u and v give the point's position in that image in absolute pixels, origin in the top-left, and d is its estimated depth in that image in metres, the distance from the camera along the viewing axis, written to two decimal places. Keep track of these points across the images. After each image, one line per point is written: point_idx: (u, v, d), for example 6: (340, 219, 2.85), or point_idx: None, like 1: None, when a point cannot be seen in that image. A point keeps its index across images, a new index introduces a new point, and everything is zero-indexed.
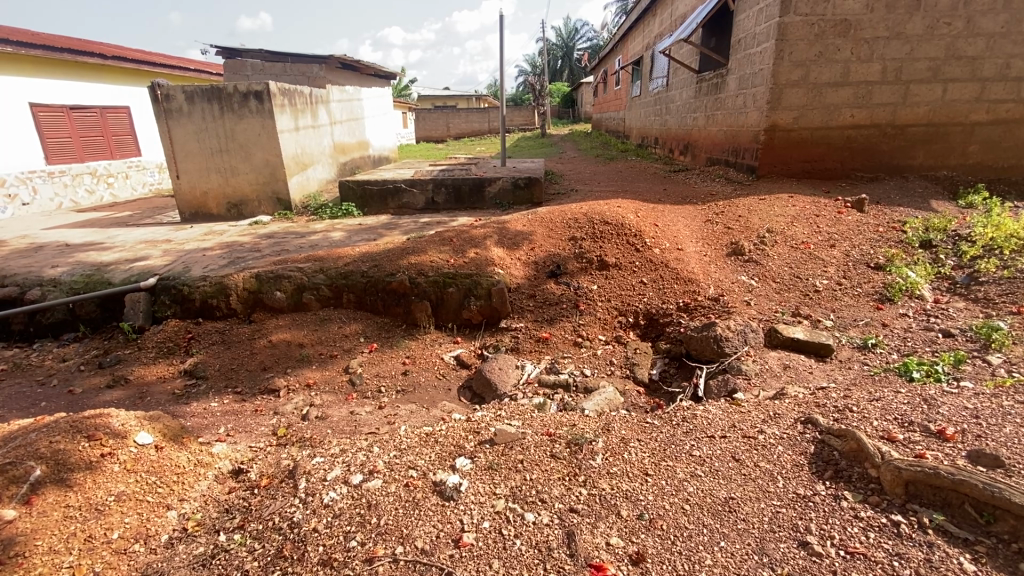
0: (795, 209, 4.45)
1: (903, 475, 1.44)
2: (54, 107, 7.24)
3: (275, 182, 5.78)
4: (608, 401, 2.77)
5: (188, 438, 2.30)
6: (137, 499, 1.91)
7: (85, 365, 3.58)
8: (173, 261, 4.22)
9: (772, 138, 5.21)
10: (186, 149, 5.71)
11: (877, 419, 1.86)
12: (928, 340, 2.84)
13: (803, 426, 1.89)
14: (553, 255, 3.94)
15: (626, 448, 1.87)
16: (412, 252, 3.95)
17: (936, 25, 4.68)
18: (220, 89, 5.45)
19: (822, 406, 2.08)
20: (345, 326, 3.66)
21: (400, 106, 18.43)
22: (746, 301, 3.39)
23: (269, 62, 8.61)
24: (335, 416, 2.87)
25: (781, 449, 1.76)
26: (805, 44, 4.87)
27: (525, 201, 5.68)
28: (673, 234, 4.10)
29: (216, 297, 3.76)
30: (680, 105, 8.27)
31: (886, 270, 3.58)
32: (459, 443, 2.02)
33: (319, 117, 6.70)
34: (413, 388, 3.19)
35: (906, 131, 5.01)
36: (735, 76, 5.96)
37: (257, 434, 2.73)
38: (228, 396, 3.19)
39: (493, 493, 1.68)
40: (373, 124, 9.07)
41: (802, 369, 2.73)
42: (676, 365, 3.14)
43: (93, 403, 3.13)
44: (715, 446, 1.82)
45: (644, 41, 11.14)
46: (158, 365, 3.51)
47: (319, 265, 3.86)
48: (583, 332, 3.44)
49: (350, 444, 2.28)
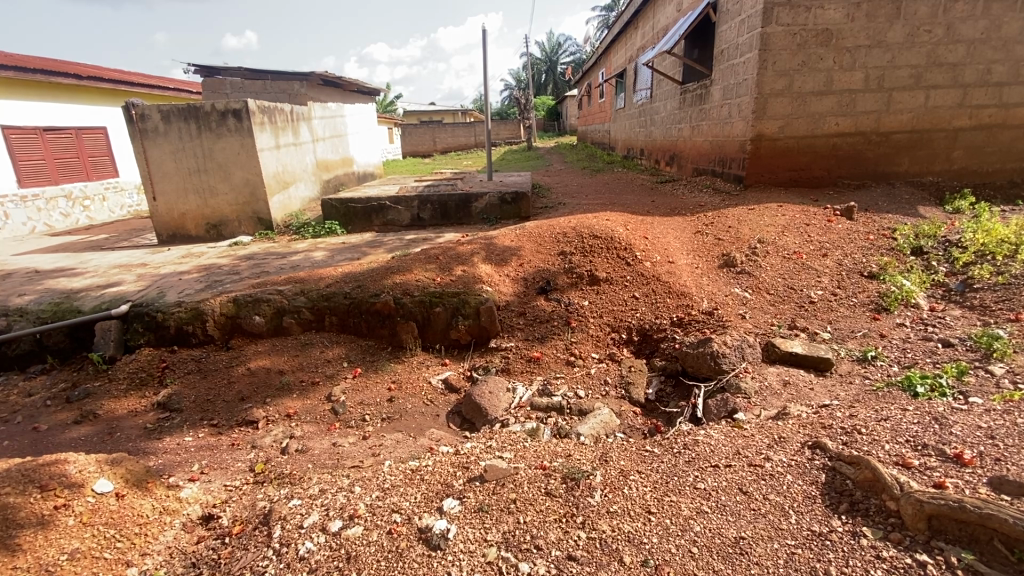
0: (786, 218, 4.41)
1: (925, 509, 1.34)
2: (27, 129, 7.04)
3: (255, 202, 5.63)
4: (604, 424, 2.65)
5: (153, 483, 2.13)
6: (92, 557, 1.74)
7: (52, 400, 3.37)
8: (147, 286, 4.05)
9: (759, 147, 5.19)
10: (163, 170, 5.55)
11: (889, 441, 1.76)
12: (928, 351, 2.78)
13: (812, 452, 1.79)
14: (543, 271, 3.84)
15: (626, 482, 1.74)
16: (396, 270, 3.82)
17: (916, 33, 4.72)
18: (197, 108, 5.31)
19: (829, 427, 1.97)
20: (328, 350, 3.51)
21: (385, 121, 18.32)
22: (741, 315, 3.30)
23: (248, 79, 8.51)
24: (316, 449, 2.72)
25: (791, 479, 1.65)
26: (788, 53, 4.88)
27: (512, 216, 5.60)
28: (663, 247, 4.02)
29: (192, 323, 3.59)
30: (665, 116, 8.29)
31: (880, 278, 3.53)
32: (447, 481, 1.88)
33: (301, 134, 6.60)
34: (399, 415, 3.04)
35: (891, 138, 5.02)
36: (719, 86, 5.95)
37: (233, 470, 2.59)
38: (204, 429, 3.02)
39: (484, 540, 1.55)
40: (357, 140, 8.99)
41: (802, 385, 2.65)
42: (673, 383, 3.02)
43: (58, 443, 2.93)
44: (721, 478, 1.71)
45: (627, 55, 11.26)
46: (130, 397, 3.32)
47: (300, 288, 3.71)
48: (575, 350, 3.32)
49: (331, 482, 2.13)
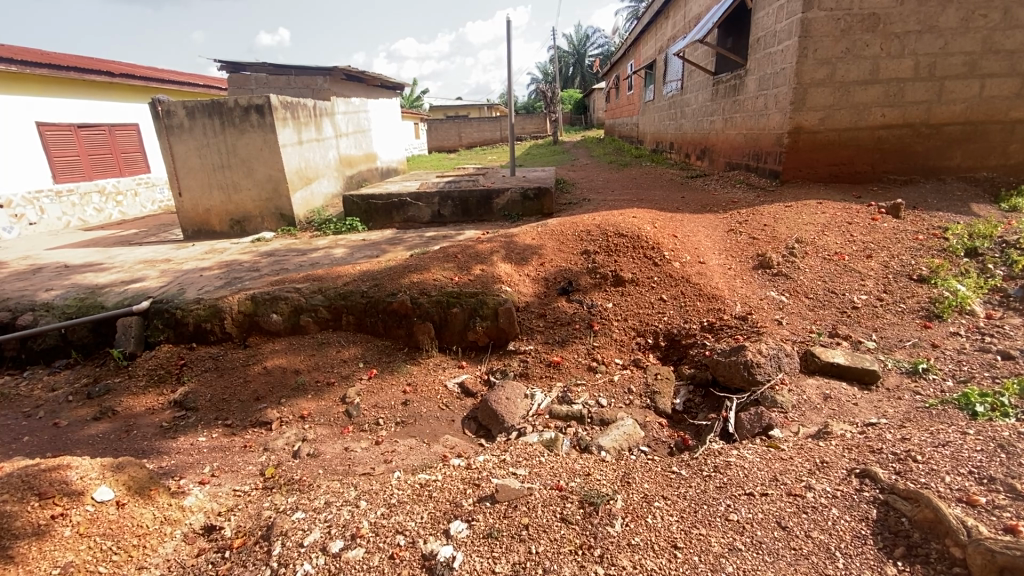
0: (825, 216, 4.14)
1: (997, 560, 1.15)
2: (62, 126, 7.22)
3: (277, 197, 5.63)
4: (626, 436, 2.50)
5: (156, 490, 2.10)
6: (86, 571, 1.70)
7: (74, 395, 3.41)
8: (168, 283, 4.06)
9: (797, 141, 4.89)
10: (188, 166, 5.60)
11: (949, 472, 1.56)
12: (987, 364, 2.52)
13: (860, 482, 1.60)
14: (564, 271, 3.69)
15: (649, 510, 1.60)
16: (414, 269, 3.73)
17: (972, 17, 4.36)
18: (221, 104, 5.32)
19: (879, 452, 1.77)
20: (344, 350, 3.44)
21: (412, 116, 18.32)
22: (777, 320, 3.08)
23: (273, 75, 8.55)
24: (327, 454, 2.65)
25: (837, 514, 1.47)
26: (830, 40, 4.55)
27: (535, 212, 5.45)
28: (693, 246, 3.81)
29: (209, 320, 3.57)
30: (696, 109, 8.00)
31: (931, 282, 3.25)
32: (456, 499, 1.77)
33: (324, 129, 6.58)
34: (413, 420, 2.94)
35: (942, 131, 4.66)
36: (755, 76, 5.65)
37: (244, 474, 2.54)
38: (218, 430, 2.99)
39: (491, 571, 1.43)
40: (380, 135, 8.95)
41: (845, 400, 2.44)
42: (702, 394, 2.84)
43: (76, 439, 2.95)
44: (756, 509, 1.54)
45: (656, 45, 10.90)
46: (148, 394, 3.33)
47: (317, 286, 3.65)
48: (597, 355, 3.16)
49: (337, 494, 2.05)
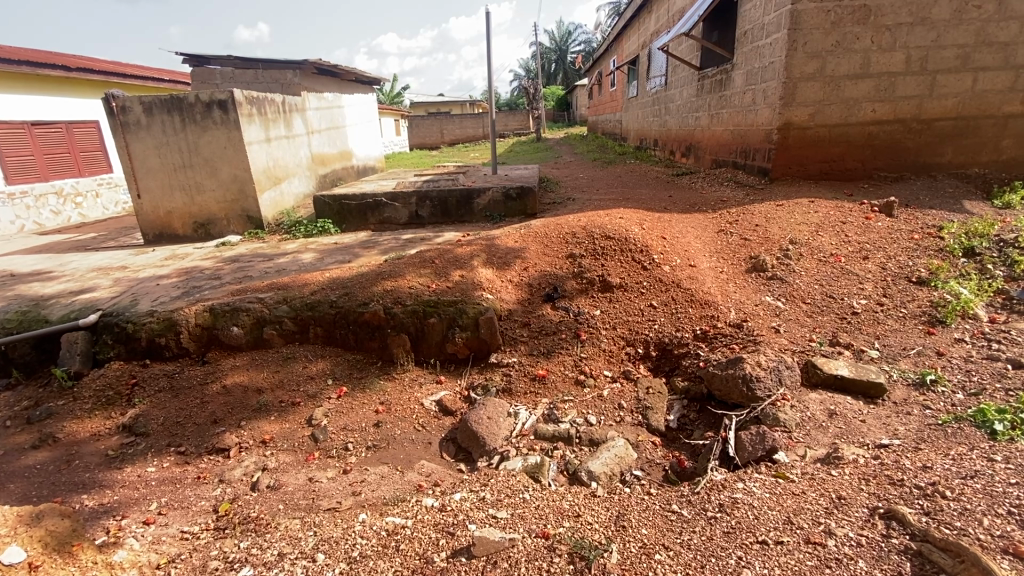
0: (819, 215, 3.99)
1: None
2: (12, 123, 6.78)
3: (244, 199, 5.30)
4: (618, 460, 2.31)
5: (80, 546, 1.89)
6: None
7: (11, 421, 3.08)
8: (121, 293, 3.74)
9: (787, 137, 4.72)
10: (145, 165, 5.24)
11: (986, 513, 1.38)
12: (998, 374, 2.36)
13: (886, 525, 1.42)
14: (549, 276, 3.47)
15: (649, 566, 1.43)
16: (388, 275, 3.48)
17: (964, 9, 4.24)
18: (181, 99, 4.99)
19: (900, 485, 1.57)
20: (311, 365, 3.17)
21: (393, 113, 17.92)
22: (775, 328, 2.90)
23: (240, 69, 8.21)
24: (290, 486, 2.40)
25: (865, 569, 1.30)
26: (821, 32, 4.40)
27: (517, 213, 5.22)
28: (683, 248, 3.62)
29: (164, 335, 3.27)
30: (680, 105, 7.85)
31: (932, 285, 3.09)
32: (427, 553, 1.62)
33: (294, 126, 6.25)
34: (386, 443, 2.69)
35: (934, 126, 4.54)
36: (742, 70, 5.49)
37: (196, 511, 2.29)
38: (169, 458, 2.71)
39: None
40: (356, 131, 8.59)
41: (852, 417, 2.26)
42: (698, 409, 2.63)
43: (10, 473, 2.64)
44: (772, 563, 1.36)
45: (640, 41, 10.73)
46: (95, 418, 3.02)
47: (282, 295, 3.36)
48: (585, 368, 2.94)
49: (296, 542, 1.83)
